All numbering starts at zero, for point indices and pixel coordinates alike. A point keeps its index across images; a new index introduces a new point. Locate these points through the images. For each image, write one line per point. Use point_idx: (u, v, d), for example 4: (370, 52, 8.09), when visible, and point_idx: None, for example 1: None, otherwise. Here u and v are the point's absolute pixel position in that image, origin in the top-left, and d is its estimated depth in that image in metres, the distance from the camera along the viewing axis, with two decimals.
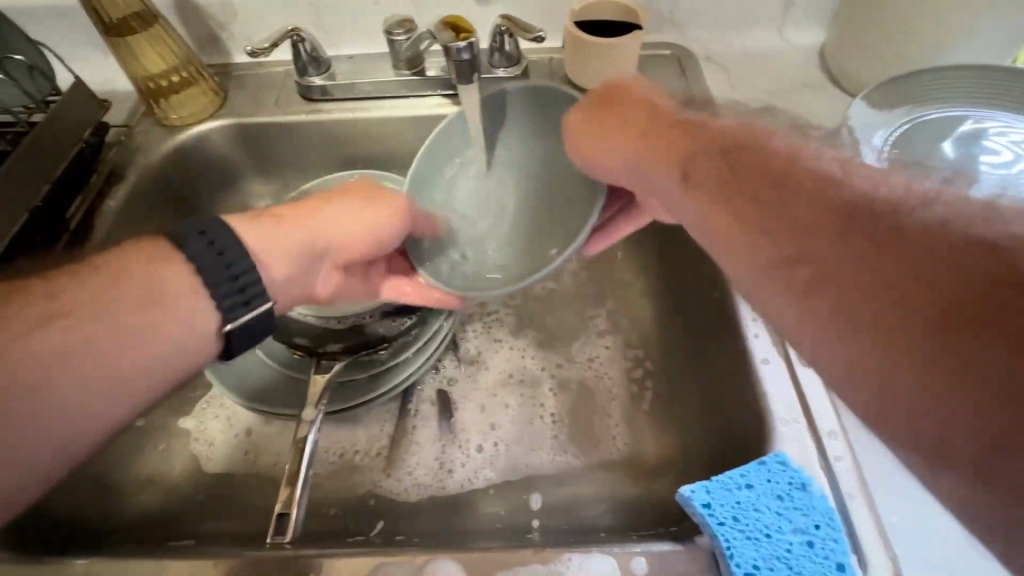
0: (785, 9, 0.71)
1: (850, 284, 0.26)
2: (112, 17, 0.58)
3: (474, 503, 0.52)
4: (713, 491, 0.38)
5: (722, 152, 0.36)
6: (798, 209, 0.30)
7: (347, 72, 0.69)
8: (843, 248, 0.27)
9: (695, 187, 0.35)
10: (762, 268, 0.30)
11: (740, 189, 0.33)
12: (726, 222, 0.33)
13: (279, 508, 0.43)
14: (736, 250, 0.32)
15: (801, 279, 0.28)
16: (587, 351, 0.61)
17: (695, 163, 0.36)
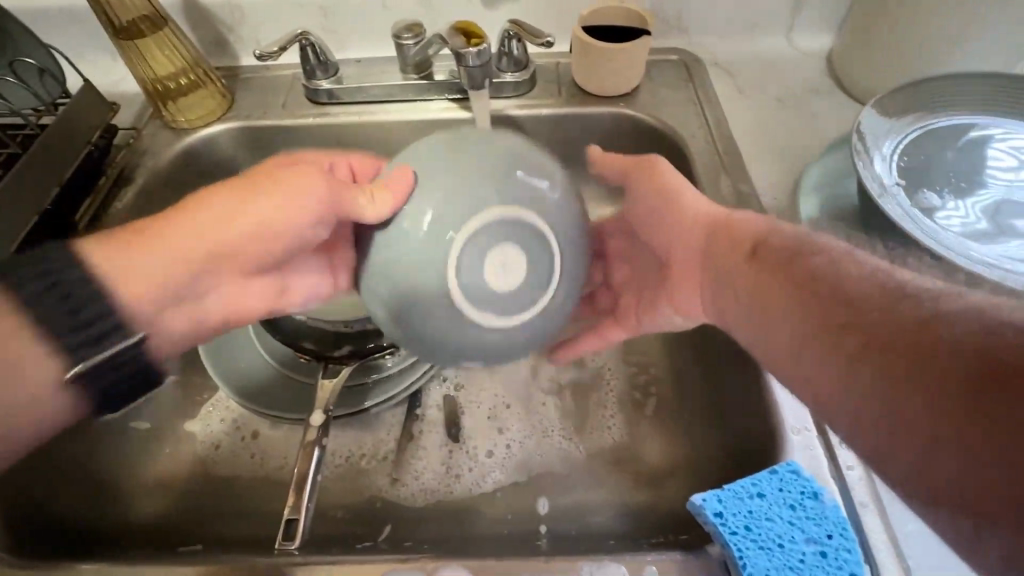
0: (792, 14, 0.71)
1: (878, 365, 0.30)
2: (121, 20, 0.59)
3: (482, 509, 0.52)
4: (725, 500, 0.38)
5: (788, 242, 0.40)
6: (834, 294, 0.34)
7: (355, 76, 0.69)
8: (875, 337, 0.30)
9: (760, 262, 0.40)
10: (808, 343, 0.34)
11: (786, 275, 0.38)
12: (779, 300, 0.37)
13: (287, 513, 0.43)
14: (789, 323, 0.36)
15: (843, 352, 0.32)
16: (595, 355, 0.60)
17: (765, 243, 0.41)
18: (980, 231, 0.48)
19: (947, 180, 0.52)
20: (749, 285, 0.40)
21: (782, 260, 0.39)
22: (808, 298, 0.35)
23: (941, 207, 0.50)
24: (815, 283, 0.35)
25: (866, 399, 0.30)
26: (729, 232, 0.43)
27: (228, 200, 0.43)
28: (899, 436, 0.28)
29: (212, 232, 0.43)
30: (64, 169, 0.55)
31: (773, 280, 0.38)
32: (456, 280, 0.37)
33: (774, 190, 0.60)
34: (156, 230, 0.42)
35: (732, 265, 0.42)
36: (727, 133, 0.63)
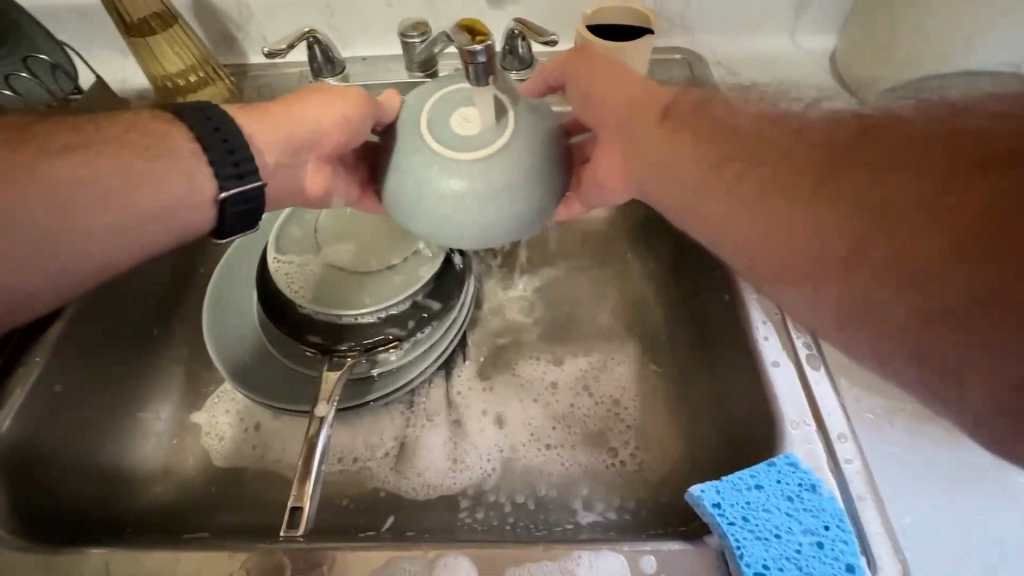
0: (795, 14, 0.71)
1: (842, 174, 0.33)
2: (132, 17, 0.60)
3: (482, 500, 0.52)
4: (723, 491, 0.38)
5: (696, 107, 0.44)
6: (778, 140, 0.37)
7: (361, 73, 0.71)
8: (835, 156, 0.34)
9: (687, 124, 0.42)
10: (768, 175, 0.36)
11: (722, 135, 0.40)
12: (726, 148, 0.39)
13: (291, 502, 0.43)
14: (743, 167, 0.37)
15: (807, 173, 0.34)
16: (611, 365, 0.59)
17: (676, 107, 0.44)
18: None
19: None
20: (686, 151, 0.41)
21: (712, 125, 0.41)
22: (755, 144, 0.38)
23: None
24: (744, 139, 0.39)
25: (820, 211, 0.33)
26: (658, 102, 0.45)
27: (319, 104, 0.48)
28: (861, 223, 0.31)
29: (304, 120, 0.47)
30: None
31: (708, 144, 0.40)
32: (432, 140, 0.41)
33: None
34: (252, 117, 0.47)
35: (663, 131, 0.43)
36: None
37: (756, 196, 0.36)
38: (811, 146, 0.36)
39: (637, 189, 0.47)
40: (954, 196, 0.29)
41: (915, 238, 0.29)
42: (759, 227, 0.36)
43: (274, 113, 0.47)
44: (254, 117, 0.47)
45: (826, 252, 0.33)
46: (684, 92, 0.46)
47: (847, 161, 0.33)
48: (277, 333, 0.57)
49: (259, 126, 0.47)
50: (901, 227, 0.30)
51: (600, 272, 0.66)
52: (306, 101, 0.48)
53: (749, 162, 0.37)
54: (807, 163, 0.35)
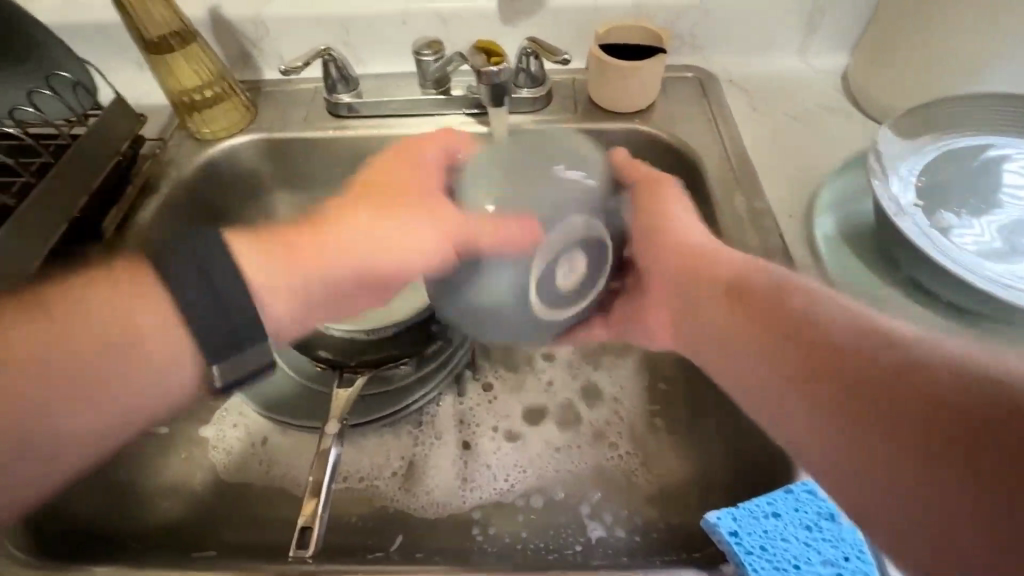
0: (806, 34, 0.72)
1: (873, 421, 0.31)
2: (151, 35, 0.61)
3: (490, 522, 0.52)
4: (740, 518, 0.37)
5: (754, 282, 0.42)
6: (819, 349, 0.35)
7: (375, 90, 0.70)
8: (875, 396, 0.31)
9: (736, 304, 0.42)
10: (799, 390, 0.35)
11: (760, 317, 0.40)
12: (764, 343, 0.39)
13: (302, 521, 0.43)
14: (773, 372, 0.37)
15: (839, 404, 0.33)
16: (613, 369, 0.61)
17: (734, 282, 0.43)
18: (994, 251, 0.47)
19: (965, 201, 0.50)
20: (734, 330, 0.41)
21: (763, 307, 0.40)
22: (792, 349, 0.37)
23: (959, 228, 0.48)
24: (785, 323, 0.38)
25: (868, 448, 0.31)
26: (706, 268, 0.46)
27: (363, 217, 0.52)
28: (870, 468, 0.31)
29: (358, 233, 0.51)
30: (92, 180, 0.56)
31: (745, 324, 0.40)
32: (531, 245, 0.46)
33: (791, 202, 0.59)
34: (298, 232, 0.50)
35: (708, 305, 0.44)
36: (741, 150, 0.63)
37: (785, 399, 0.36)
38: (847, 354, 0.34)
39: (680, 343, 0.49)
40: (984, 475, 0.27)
41: (940, 508, 0.28)
42: (807, 436, 0.35)
43: (340, 218, 0.52)
44: (303, 230, 0.51)
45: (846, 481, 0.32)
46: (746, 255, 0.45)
47: (880, 390, 0.31)
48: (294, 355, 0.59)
49: (308, 243, 0.50)
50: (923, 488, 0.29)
51: None
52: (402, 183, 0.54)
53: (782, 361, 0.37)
54: (858, 389, 0.32)
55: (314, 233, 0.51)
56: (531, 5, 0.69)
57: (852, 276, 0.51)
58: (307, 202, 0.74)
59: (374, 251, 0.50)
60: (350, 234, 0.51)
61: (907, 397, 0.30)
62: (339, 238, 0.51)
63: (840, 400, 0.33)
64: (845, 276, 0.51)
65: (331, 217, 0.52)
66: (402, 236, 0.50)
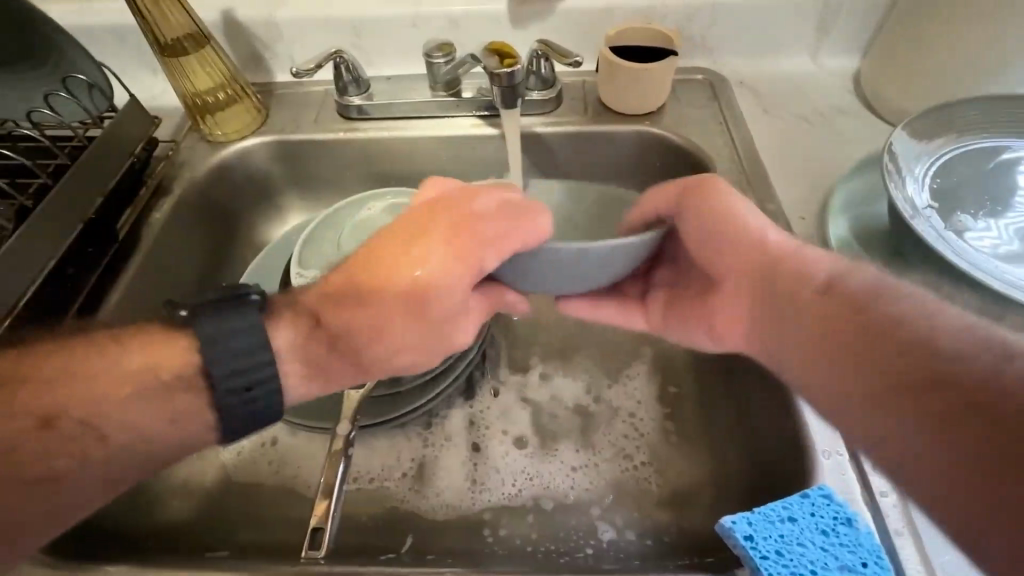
0: (818, 36, 0.71)
1: (980, 439, 0.27)
2: (166, 38, 0.61)
3: (500, 524, 0.52)
4: (755, 522, 0.36)
5: (857, 286, 0.37)
6: (921, 355, 0.31)
7: (385, 92, 0.70)
8: (989, 414, 0.28)
9: (828, 304, 0.37)
10: (892, 396, 0.32)
11: (841, 321, 0.36)
12: (857, 346, 0.35)
13: (314, 522, 0.43)
14: (863, 374, 0.34)
15: (940, 416, 0.29)
16: (630, 384, 0.60)
17: (831, 283, 0.38)
18: (1011, 253, 0.46)
19: (981, 203, 0.50)
20: (818, 329, 0.37)
21: (860, 308, 0.36)
22: (890, 352, 0.33)
23: (975, 230, 0.48)
24: (891, 327, 0.34)
25: (968, 465, 0.27)
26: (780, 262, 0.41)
27: (386, 253, 0.41)
28: (970, 489, 0.27)
29: (375, 275, 0.41)
30: (106, 180, 0.56)
31: (839, 326, 0.36)
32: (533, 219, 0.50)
33: (802, 204, 0.59)
34: (359, 281, 0.40)
35: (787, 304, 0.40)
36: (752, 152, 0.63)
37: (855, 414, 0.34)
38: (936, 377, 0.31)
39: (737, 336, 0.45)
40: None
41: (1011, 555, 0.25)
42: (895, 445, 0.31)
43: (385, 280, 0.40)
44: (360, 274, 0.41)
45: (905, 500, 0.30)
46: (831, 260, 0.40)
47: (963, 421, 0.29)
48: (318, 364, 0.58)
49: (354, 311, 0.40)
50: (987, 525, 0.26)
51: None
52: (464, 247, 0.40)
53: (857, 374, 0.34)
54: (969, 403, 0.28)
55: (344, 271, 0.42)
56: (541, 7, 0.69)
57: None
58: (317, 205, 0.75)
59: (395, 297, 0.40)
60: (371, 272, 0.40)
61: (1006, 431, 0.27)
62: (360, 279, 0.41)
63: (943, 412, 0.29)
64: None
65: (364, 251, 0.42)
66: (419, 283, 0.40)
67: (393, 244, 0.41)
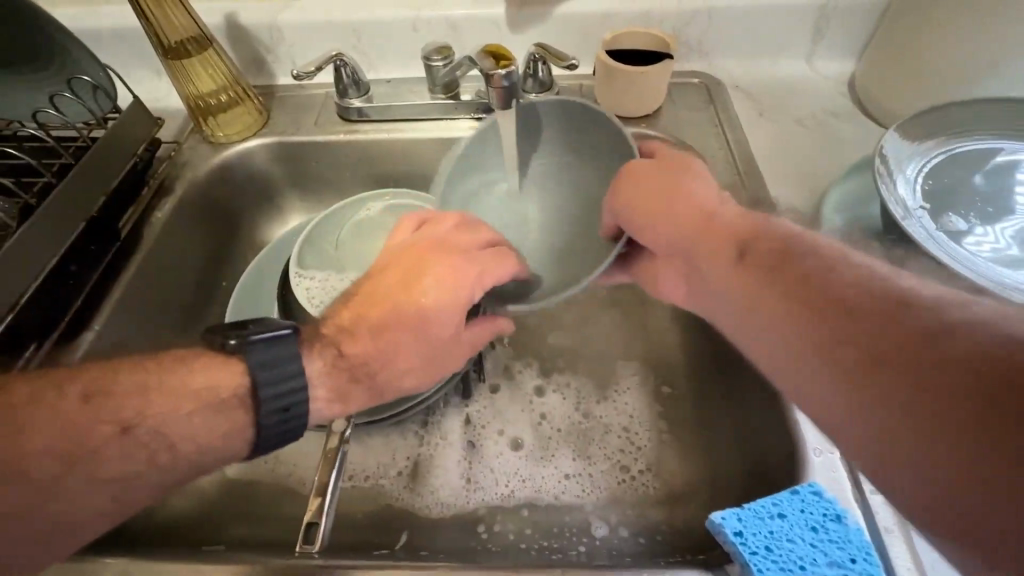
0: (814, 40, 0.72)
1: (901, 383, 0.27)
2: (170, 40, 0.62)
3: (494, 521, 0.53)
4: (745, 519, 0.37)
5: (775, 247, 0.37)
6: (835, 310, 0.31)
7: (385, 95, 0.71)
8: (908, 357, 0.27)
9: (747, 266, 0.37)
10: (815, 354, 0.31)
11: (782, 282, 0.35)
12: (776, 305, 0.34)
13: (307, 517, 0.44)
14: (787, 334, 0.33)
15: (861, 365, 0.29)
16: (620, 400, 0.59)
17: (749, 246, 0.38)
18: (1007, 256, 0.46)
19: (974, 204, 0.50)
20: (741, 294, 0.37)
21: (776, 267, 0.36)
22: (806, 308, 0.33)
23: (969, 230, 0.48)
24: (807, 285, 0.33)
25: (898, 412, 0.27)
26: (714, 227, 0.40)
27: (384, 284, 0.44)
28: (902, 432, 0.26)
29: (376, 307, 0.43)
30: (109, 180, 0.57)
31: (759, 288, 0.36)
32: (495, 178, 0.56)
33: (796, 207, 0.60)
34: (367, 315, 0.43)
35: (716, 270, 0.39)
36: (747, 154, 0.63)
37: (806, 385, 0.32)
38: (878, 329, 0.29)
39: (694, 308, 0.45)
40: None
41: (949, 492, 0.24)
42: (828, 403, 0.30)
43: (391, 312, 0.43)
44: (368, 307, 0.43)
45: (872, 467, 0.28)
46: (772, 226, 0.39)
47: (893, 356, 0.28)
48: None
49: (367, 340, 0.43)
50: (920, 459, 0.25)
51: (614, 296, 0.67)
52: (453, 283, 0.43)
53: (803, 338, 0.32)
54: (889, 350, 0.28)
55: (351, 302, 0.45)
56: (539, 11, 0.70)
57: None
58: (317, 206, 0.76)
59: (398, 322, 0.42)
60: (375, 302, 0.43)
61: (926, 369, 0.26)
62: (366, 308, 0.44)
63: (864, 362, 0.29)
64: None
65: (369, 283, 0.45)
66: (417, 311, 0.43)
67: (391, 276, 0.44)
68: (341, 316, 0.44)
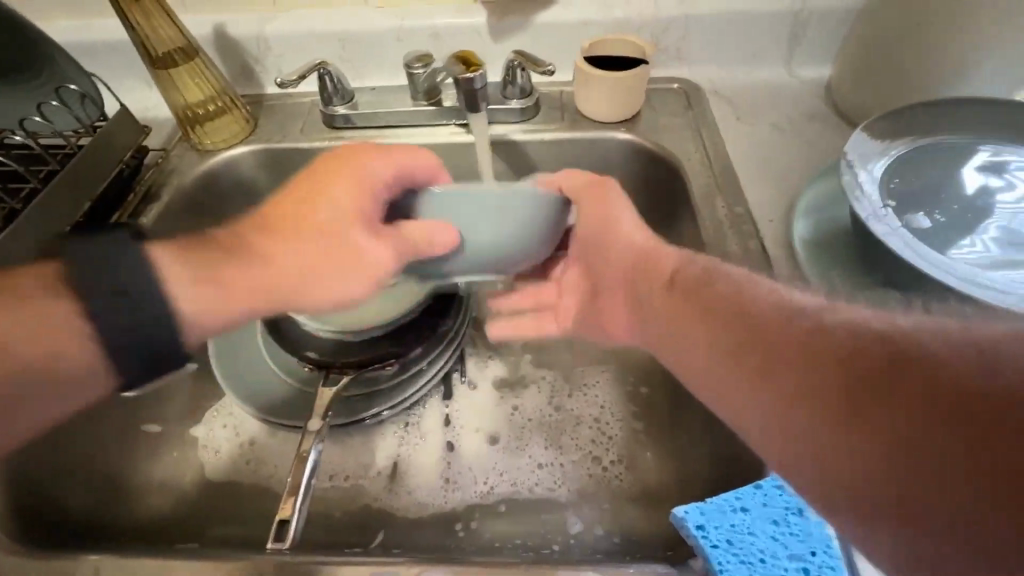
0: (790, 46, 0.73)
1: (820, 389, 0.30)
2: (157, 52, 0.64)
3: (470, 520, 0.53)
4: (707, 513, 0.37)
5: (699, 276, 0.41)
6: (754, 331, 0.34)
7: (369, 102, 0.73)
8: (821, 365, 0.30)
9: (677, 293, 0.41)
10: (744, 372, 0.34)
11: (718, 312, 0.37)
12: (707, 331, 0.37)
13: (279, 516, 0.44)
14: (719, 359, 0.36)
15: (784, 377, 0.32)
16: (590, 393, 0.60)
17: (676, 276, 0.42)
18: (974, 255, 0.47)
19: (943, 204, 0.50)
20: (676, 321, 0.40)
21: (697, 294, 0.39)
22: (734, 330, 0.36)
23: (935, 229, 0.48)
24: (729, 310, 0.37)
25: (824, 414, 0.29)
26: (647, 261, 0.45)
27: (298, 181, 0.47)
28: (835, 432, 0.28)
29: (283, 201, 0.46)
30: (95, 186, 0.59)
31: (693, 316, 0.39)
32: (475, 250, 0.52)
33: (772, 207, 0.60)
34: (273, 209, 0.46)
35: (654, 298, 0.42)
36: (723, 157, 0.64)
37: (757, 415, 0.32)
38: (801, 345, 0.32)
39: (641, 340, 0.45)
40: (990, 435, 0.24)
41: (885, 480, 0.26)
42: (762, 417, 0.32)
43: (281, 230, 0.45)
44: (278, 201, 0.47)
45: (829, 492, 0.28)
46: (698, 258, 0.43)
47: (808, 364, 0.31)
48: (291, 360, 0.61)
49: (264, 229, 0.45)
50: (855, 456, 0.27)
51: None
52: (356, 173, 0.45)
53: (748, 368, 0.34)
54: (803, 360, 0.31)
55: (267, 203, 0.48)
56: (520, 20, 0.71)
57: (829, 275, 0.51)
58: None
59: (299, 215, 0.45)
60: (285, 197, 0.47)
61: (840, 370, 0.29)
62: (276, 203, 0.47)
63: (787, 374, 0.31)
64: (822, 277, 0.51)
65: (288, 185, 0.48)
66: (315, 195, 0.45)
67: (306, 173, 0.47)
68: (255, 215, 0.47)
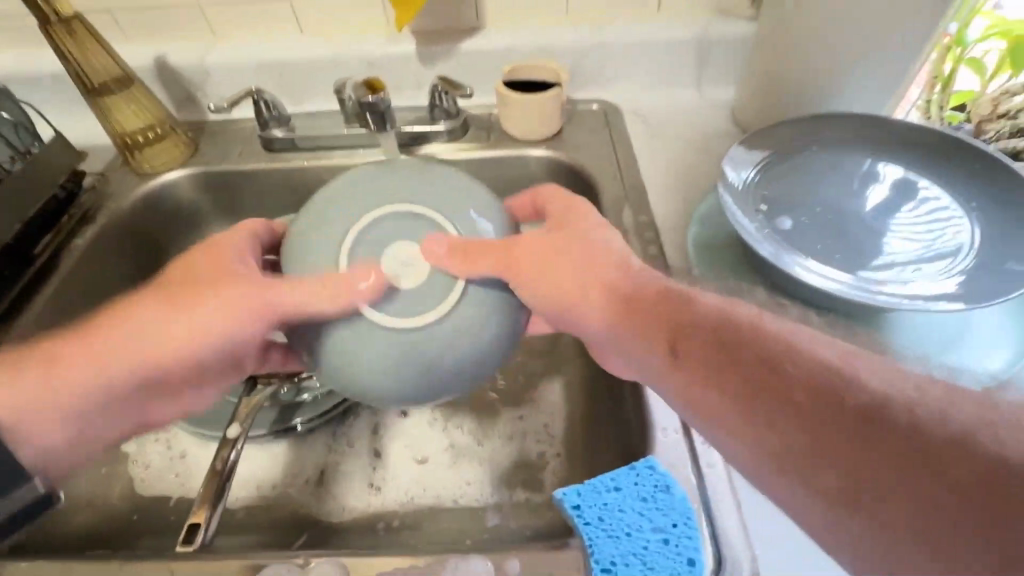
0: (698, 69, 0.79)
1: (910, 513, 0.28)
2: (93, 82, 0.66)
3: (391, 520, 0.55)
4: (583, 494, 0.41)
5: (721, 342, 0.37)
6: (814, 427, 0.31)
7: (305, 126, 0.76)
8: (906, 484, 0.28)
9: (699, 366, 0.37)
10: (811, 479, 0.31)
11: (767, 397, 0.34)
12: (755, 424, 0.33)
13: (190, 519, 0.46)
14: (773, 457, 0.32)
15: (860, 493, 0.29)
16: (513, 390, 0.63)
17: (688, 341, 0.38)
18: (840, 254, 0.52)
19: (817, 208, 0.55)
20: (701, 400, 0.36)
21: (726, 365, 0.36)
22: (788, 423, 0.32)
23: (796, 229, 0.54)
24: (775, 395, 0.33)
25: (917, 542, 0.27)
26: (648, 313, 0.40)
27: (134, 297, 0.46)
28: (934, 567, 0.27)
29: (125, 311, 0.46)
30: (25, 210, 0.62)
31: (733, 402, 0.35)
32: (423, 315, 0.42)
33: (675, 218, 0.65)
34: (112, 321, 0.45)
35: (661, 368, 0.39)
36: (634, 171, 0.69)
37: (779, 473, 0.32)
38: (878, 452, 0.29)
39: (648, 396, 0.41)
40: None
41: None
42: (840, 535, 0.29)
43: (91, 349, 0.44)
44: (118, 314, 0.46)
45: None
46: (693, 303, 0.40)
47: (891, 481, 0.28)
48: None
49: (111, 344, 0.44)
50: None
51: None
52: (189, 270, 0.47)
53: (775, 436, 0.32)
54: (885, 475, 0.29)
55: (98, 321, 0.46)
56: (446, 48, 0.76)
57: (720, 276, 0.56)
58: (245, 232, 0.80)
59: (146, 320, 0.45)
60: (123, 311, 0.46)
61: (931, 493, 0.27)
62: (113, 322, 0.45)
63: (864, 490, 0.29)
64: (713, 277, 0.55)
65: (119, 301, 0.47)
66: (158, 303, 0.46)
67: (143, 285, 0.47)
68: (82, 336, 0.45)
